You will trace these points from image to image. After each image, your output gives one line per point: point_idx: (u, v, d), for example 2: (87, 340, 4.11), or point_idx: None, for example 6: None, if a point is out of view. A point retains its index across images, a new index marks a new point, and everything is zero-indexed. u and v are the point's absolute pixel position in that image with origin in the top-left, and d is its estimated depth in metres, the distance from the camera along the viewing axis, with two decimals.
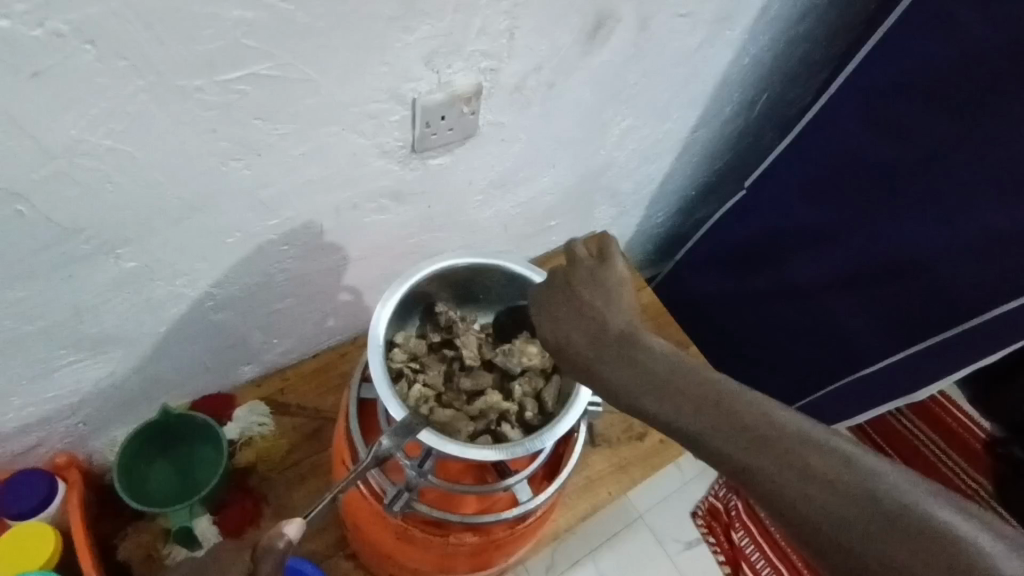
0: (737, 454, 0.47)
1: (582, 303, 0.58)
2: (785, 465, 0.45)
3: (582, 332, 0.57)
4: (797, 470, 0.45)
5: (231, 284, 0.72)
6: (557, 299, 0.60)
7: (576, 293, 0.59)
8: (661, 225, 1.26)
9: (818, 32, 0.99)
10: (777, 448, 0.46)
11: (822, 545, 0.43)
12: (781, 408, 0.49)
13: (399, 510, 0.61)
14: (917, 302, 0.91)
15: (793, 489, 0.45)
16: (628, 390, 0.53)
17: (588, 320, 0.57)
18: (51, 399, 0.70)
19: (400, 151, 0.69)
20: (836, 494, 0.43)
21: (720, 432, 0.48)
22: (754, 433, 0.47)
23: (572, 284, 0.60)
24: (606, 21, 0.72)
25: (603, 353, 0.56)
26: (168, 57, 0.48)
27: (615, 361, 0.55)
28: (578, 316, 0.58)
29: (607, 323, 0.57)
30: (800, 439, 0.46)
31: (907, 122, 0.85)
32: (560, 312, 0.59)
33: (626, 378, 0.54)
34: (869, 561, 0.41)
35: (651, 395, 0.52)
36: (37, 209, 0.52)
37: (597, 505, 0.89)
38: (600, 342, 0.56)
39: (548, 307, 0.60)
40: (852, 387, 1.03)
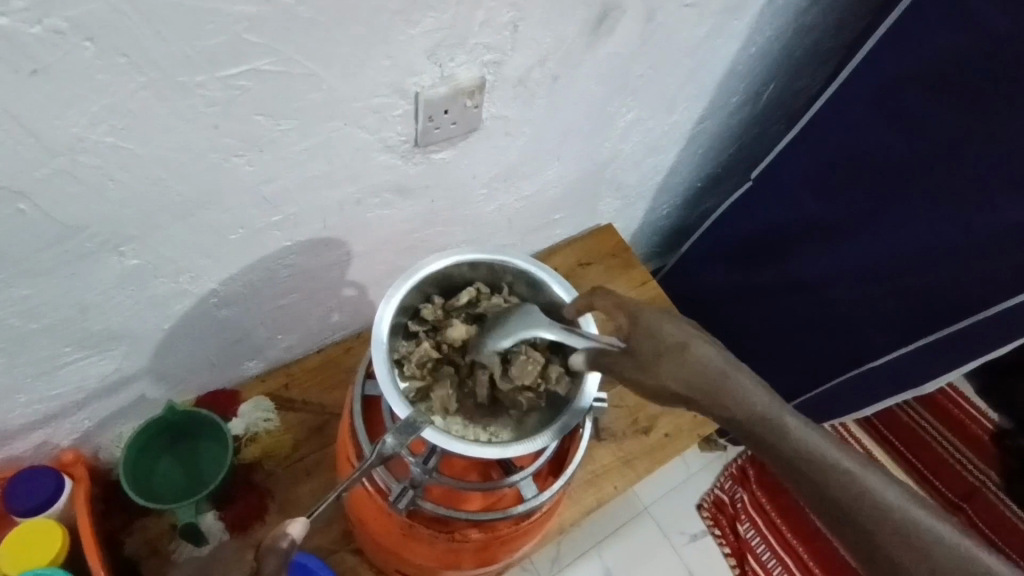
0: (837, 489, 0.50)
1: (682, 334, 0.56)
2: (859, 502, 0.50)
3: (686, 371, 0.55)
4: (861, 499, 0.50)
5: (235, 281, 0.72)
6: (657, 331, 0.56)
7: (673, 326, 0.57)
8: (666, 217, 1.25)
9: (825, 22, 0.98)
10: (857, 493, 0.50)
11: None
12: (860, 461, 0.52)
13: (404, 508, 0.61)
14: (926, 296, 0.90)
15: (862, 521, 0.50)
16: (728, 415, 0.54)
17: (699, 360, 0.55)
18: (57, 396, 0.70)
19: (403, 146, 0.69)
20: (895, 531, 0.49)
21: (803, 458, 0.51)
22: (824, 464, 0.51)
23: (664, 320, 0.57)
24: (611, 12, 0.71)
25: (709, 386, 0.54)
26: (168, 54, 0.48)
27: (727, 395, 0.54)
28: (681, 356, 0.55)
29: (716, 361, 0.55)
30: (860, 473, 0.51)
31: (917, 113, 0.84)
32: (662, 346, 0.56)
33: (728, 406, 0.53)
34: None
35: (747, 425, 0.53)
36: (38, 207, 0.52)
37: (603, 499, 0.89)
38: (712, 380, 0.54)
39: (644, 337, 0.56)
40: (857, 379, 1.03)
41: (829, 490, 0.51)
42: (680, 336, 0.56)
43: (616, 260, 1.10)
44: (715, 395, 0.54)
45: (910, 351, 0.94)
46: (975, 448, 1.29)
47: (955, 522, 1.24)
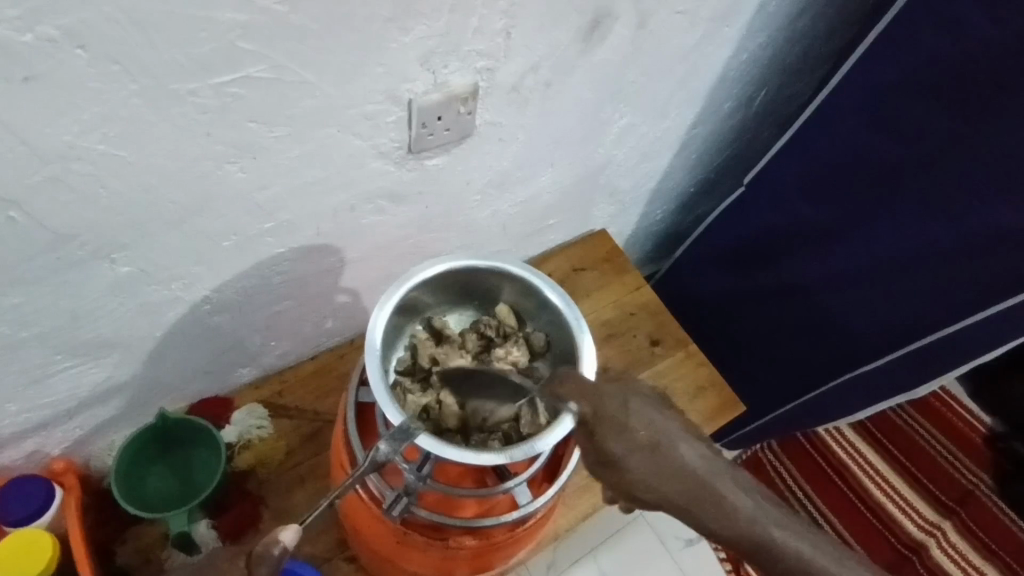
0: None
1: (655, 430, 0.58)
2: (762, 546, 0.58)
3: (651, 461, 0.58)
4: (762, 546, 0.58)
5: (228, 288, 0.71)
6: (630, 425, 0.58)
7: (644, 421, 0.58)
8: (660, 222, 1.26)
9: (816, 29, 0.99)
10: (757, 536, 0.58)
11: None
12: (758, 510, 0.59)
13: (398, 515, 0.62)
14: (919, 300, 0.90)
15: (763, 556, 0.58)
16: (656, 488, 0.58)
17: (670, 464, 0.58)
18: (48, 404, 0.70)
19: (396, 152, 0.69)
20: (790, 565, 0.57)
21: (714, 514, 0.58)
22: (732, 517, 0.58)
23: (637, 411, 0.59)
24: (604, 19, 0.72)
25: (640, 454, 0.57)
26: (162, 61, 0.48)
27: (657, 469, 0.57)
28: (656, 456, 0.58)
29: (686, 464, 0.58)
30: (761, 521, 0.58)
31: (907, 119, 0.85)
32: (638, 449, 0.57)
33: (655, 478, 0.57)
34: None
35: (673, 494, 0.58)
36: (29, 215, 0.52)
37: (598, 504, 0.89)
38: (683, 484, 0.58)
39: (619, 429, 0.58)
40: (849, 384, 1.03)
41: None
42: (653, 433, 0.58)
43: (610, 266, 1.10)
44: (686, 499, 0.58)
45: (902, 355, 0.94)
46: (969, 451, 1.30)
47: (948, 525, 1.24)
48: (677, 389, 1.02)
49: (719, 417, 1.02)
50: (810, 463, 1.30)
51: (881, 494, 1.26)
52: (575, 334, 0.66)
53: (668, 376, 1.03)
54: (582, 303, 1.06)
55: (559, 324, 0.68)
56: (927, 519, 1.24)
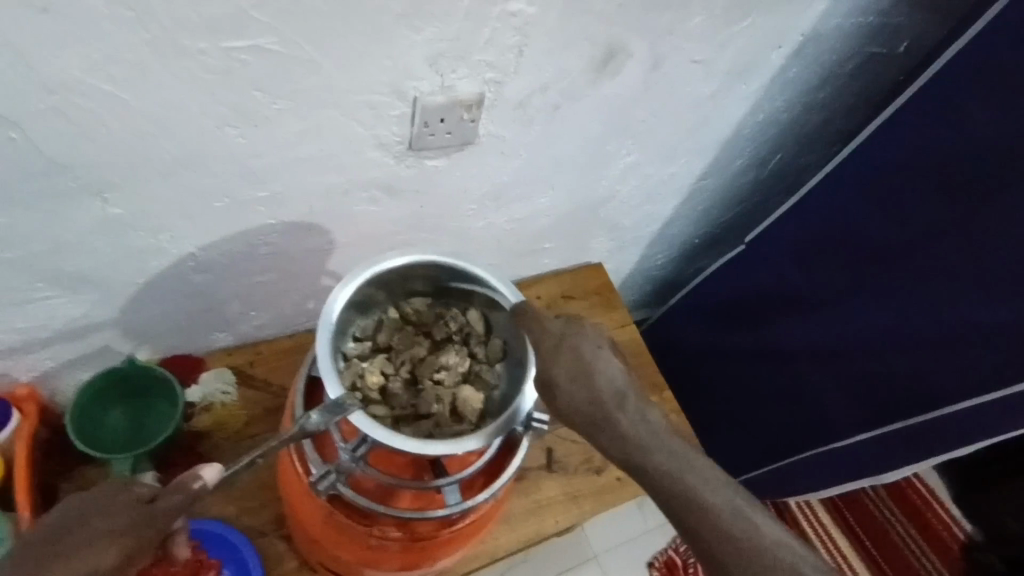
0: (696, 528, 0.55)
1: (581, 361, 0.61)
2: (665, 486, 0.56)
3: (569, 376, 0.61)
4: (669, 489, 0.56)
5: (215, 248, 0.74)
6: (553, 351, 0.61)
7: (573, 350, 0.61)
8: (659, 267, 1.26)
9: (834, 102, 1.01)
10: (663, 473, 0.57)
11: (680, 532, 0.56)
12: (671, 454, 0.58)
13: (324, 491, 0.61)
14: (900, 382, 0.89)
15: (668, 494, 0.56)
16: (569, 407, 0.60)
17: (589, 392, 0.60)
18: (20, 330, 0.72)
19: (396, 146, 0.71)
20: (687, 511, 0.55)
21: (617, 442, 0.59)
22: (640, 450, 0.58)
23: (570, 342, 0.62)
24: (617, 54, 0.74)
25: (556, 368, 0.61)
26: (175, 17, 0.50)
27: (571, 390, 0.60)
28: (575, 383, 0.60)
29: (602, 394, 0.60)
30: (671, 465, 0.57)
31: (908, 198, 0.85)
32: (560, 371, 0.61)
33: (571, 399, 0.60)
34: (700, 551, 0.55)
35: (584, 417, 0.60)
36: (29, 140, 0.54)
37: (541, 530, 0.88)
38: (593, 410, 0.60)
39: (548, 346, 0.62)
40: (822, 456, 1.02)
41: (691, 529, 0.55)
42: (574, 362, 0.61)
43: (599, 299, 1.11)
44: (596, 425, 0.60)
45: (875, 434, 0.93)
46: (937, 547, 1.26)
47: None
48: None
49: None
50: None
51: None
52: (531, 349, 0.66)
53: None
54: (565, 329, 1.07)
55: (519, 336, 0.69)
56: None
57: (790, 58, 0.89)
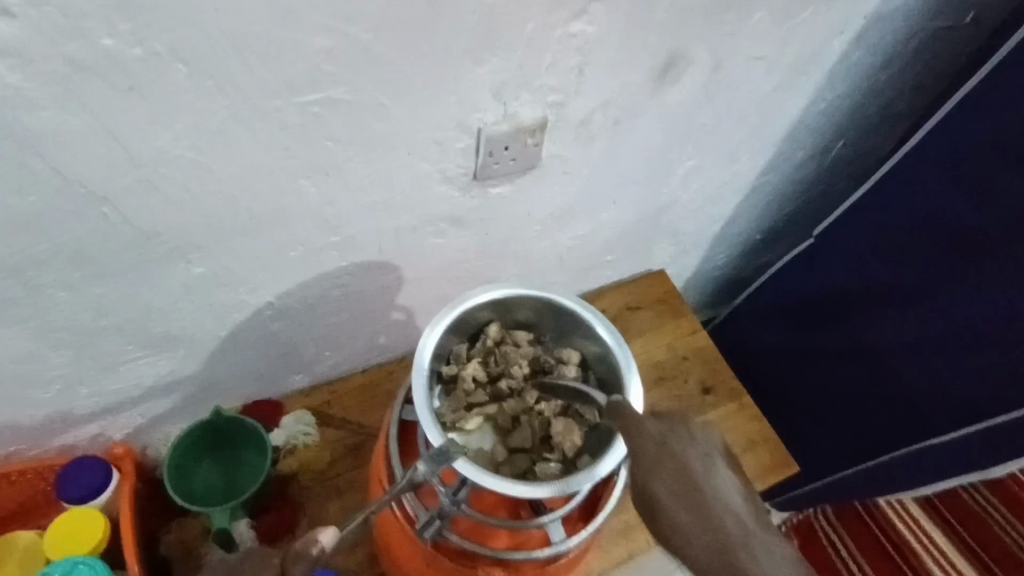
0: None
1: (689, 473, 0.53)
2: None
3: (681, 492, 0.52)
4: None
5: (292, 296, 0.74)
6: (658, 456, 0.54)
7: (680, 461, 0.54)
8: (722, 267, 1.23)
9: (900, 83, 0.96)
10: None
11: None
12: None
13: (429, 538, 0.62)
14: (1001, 375, 0.83)
15: None
16: (683, 532, 0.50)
17: (705, 514, 0.50)
18: (115, 391, 0.74)
19: (462, 178, 0.71)
20: None
21: None
22: None
23: (675, 451, 0.55)
24: (677, 61, 0.72)
25: (663, 478, 0.53)
26: (252, 79, 0.51)
27: (684, 509, 0.51)
28: (688, 499, 0.51)
29: (726, 521, 0.49)
30: None
31: (996, 180, 0.80)
32: (666, 482, 0.52)
33: (684, 521, 0.50)
34: None
35: (701, 550, 0.48)
36: (120, 212, 0.56)
37: (634, 552, 0.86)
38: (718, 550, 0.48)
39: (648, 448, 0.55)
40: (919, 455, 0.94)
41: None
42: (681, 471, 0.53)
43: (666, 307, 1.08)
44: (727, 574, 0.47)
45: (976, 430, 0.86)
46: None
47: None
48: (728, 441, 0.99)
49: (771, 475, 0.97)
50: None
51: None
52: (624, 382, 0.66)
53: (717, 427, 0.99)
54: (635, 342, 1.04)
55: (613, 374, 0.68)
56: None
57: (854, 44, 0.85)
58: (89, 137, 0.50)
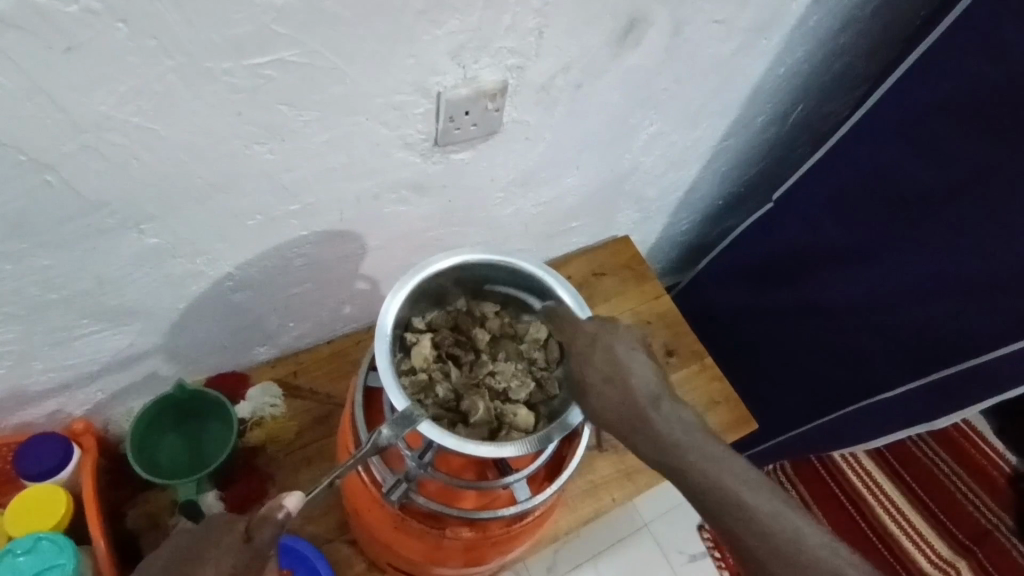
0: (716, 513, 0.55)
1: (662, 436, 0.57)
2: (678, 467, 0.56)
3: (608, 376, 0.60)
4: (686, 471, 0.56)
5: (251, 266, 0.73)
6: (586, 349, 0.62)
7: (605, 349, 0.62)
8: (685, 233, 1.25)
9: (856, 47, 0.97)
10: (683, 458, 0.56)
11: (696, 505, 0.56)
12: (688, 433, 0.57)
13: (396, 500, 0.62)
14: (949, 330, 0.87)
15: (690, 471, 0.55)
16: (602, 407, 0.60)
17: (623, 391, 0.59)
18: (71, 365, 0.72)
19: (422, 144, 0.70)
20: (702, 491, 0.55)
21: (646, 434, 0.57)
22: (667, 442, 0.57)
23: (601, 343, 0.62)
24: (638, 23, 0.72)
25: (587, 355, 0.62)
26: (198, 40, 0.49)
27: (601, 394, 0.60)
28: (608, 382, 0.60)
29: (636, 393, 0.59)
30: (690, 448, 0.56)
31: (944, 140, 0.83)
32: (591, 370, 0.61)
33: (606, 398, 0.60)
34: (714, 514, 0.55)
35: (608, 410, 0.60)
36: (64, 180, 0.54)
37: (600, 510, 0.88)
38: (629, 412, 0.59)
39: (586, 344, 0.62)
40: (869, 409, 1.00)
41: (715, 518, 0.55)
42: (607, 362, 0.61)
43: (630, 272, 1.10)
44: (633, 428, 0.58)
45: (925, 382, 0.91)
46: (991, 490, 1.25)
47: (964, 565, 1.19)
48: (690, 401, 1.01)
49: (730, 432, 1.01)
50: (824, 490, 1.27)
51: (895, 526, 1.22)
52: None
53: (680, 387, 1.02)
54: (600, 307, 1.06)
55: None
56: (942, 556, 1.20)
57: (812, 8, 0.85)
58: (26, 101, 0.48)
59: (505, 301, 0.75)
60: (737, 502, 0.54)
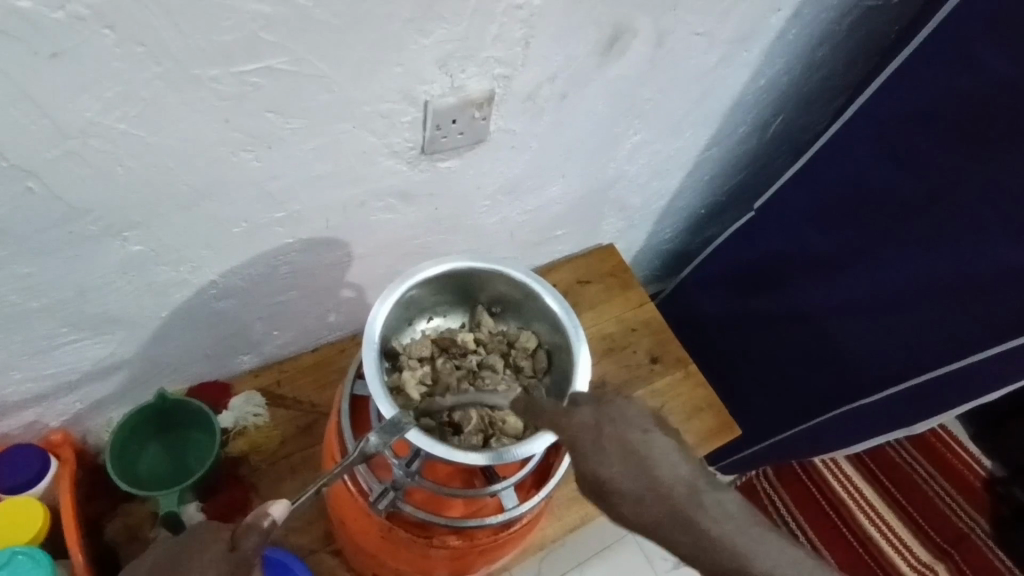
0: None
1: (703, 532, 0.47)
2: (731, 568, 0.47)
3: (631, 467, 0.51)
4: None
5: (236, 274, 0.73)
6: (597, 442, 0.53)
7: (615, 437, 0.52)
8: (668, 241, 1.26)
9: (834, 60, 0.99)
10: (736, 557, 0.46)
11: None
12: (732, 519, 0.48)
13: (383, 509, 0.62)
14: (925, 337, 0.89)
15: (747, 569, 0.46)
16: (635, 509, 0.50)
17: (650, 487, 0.50)
18: (50, 375, 0.71)
19: (409, 152, 0.70)
20: None
21: (685, 532, 0.48)
22: (706, 534, 0.47)
23: (610, 430, 0.53)
24: (622, 35, 0.73)
25: (596, 448, 0.52)
26: (185, 46, 0.49)
27: (625, 488, 0.50)
28: (633, 476, 0.50)
29: (665, 484, 0.49)
30: (737, 542, 0.47)
31: (920, 150, 0.85)
32: (608, 467, 0.51)
33: (633, 494, 0.50)
34: None
35: (640, 511, 0.50)
36: (47, 187, 0.53)
37: (586, 517, 0.88)
38: (665, 512, 0.49)
39: (592, 431, 0.53)
40: (849, 415, 1.02)
41: None
42: (627, 451, 0.51)
43: (615, 280, 1.10)
44: (670, 531, 0.49)
45: (903, 388, 0.93)
46: (967, 493, 1.28)
47: (942, 568, 1.21)
48: (675, 408, 1.02)
49: (714, 439, 1.01)
50: (806, 496, 1.28)
51: (876, 533, 1.24)
52: (574, 348, 0.67)
53: (665, 394, 1.03)
54: (585, 315, 1.06)
55: (564, 343, 0.69)
56: (921, 560, 1.21)
57: (791, 21, 0.87)
58: (9, 106, 0.47)
59: (490, 305, 0.75)
60: None
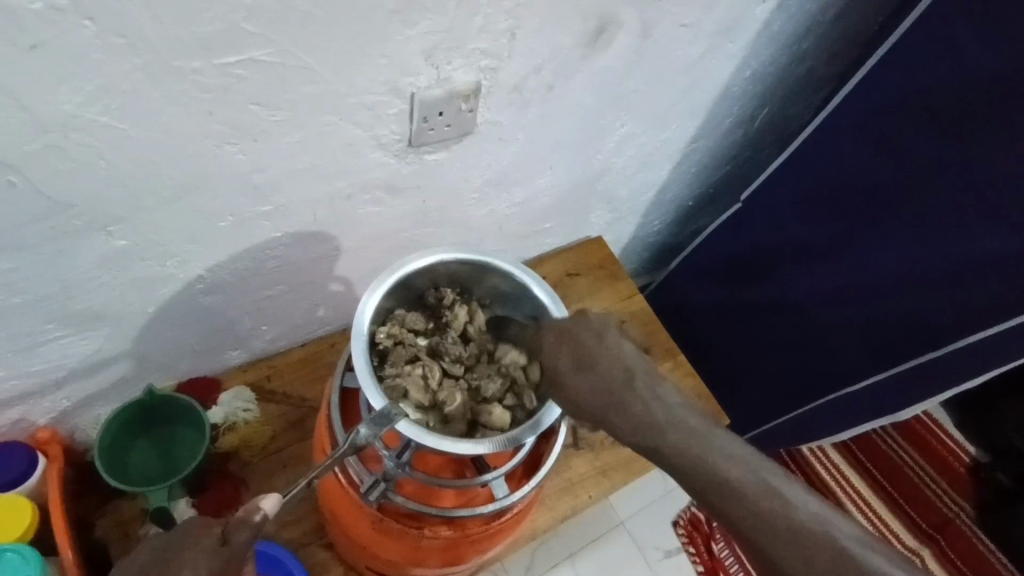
0: (697, 486, 0.52)
1: (638, 416, 0.56)
2: (661, 446, 0.54)
3: (583, 361, 0.59)
4: (669, 453, 0.54)
5: (223, 269, 0.72)
6: (559, 341, 0.61)
7: (573, 335, 0.61)
8: (656, 233, 1.27)
9: (819, 51, 1.00)
10: (665, 439, 0.54)
11: (686, 482, 0.53)
12: (668, 408, 0.56)
13: (374, 500, 0.62)
14: (909, 324, 0.90)
15: (670, 449, 0.54)
16: (585, 398, 0.58)
17: (599, 376, 0.58)
18: (35, 372, 0.70)
19: (396, 144, 0.70)
20: (683, 466, 0.53)
21: (625, 418, 0.56)
22: (640, 419, 0.55)
23: (569, 330, 0.62)
24: (608, 26, 0.73)
25: (558, 346, 0.61)
26: (166, 37, 0.49)
27: (576, 381, 0.59)
28: (584, 369, 0.59)
29: (612, 375, 0.58)
30: (666, 427, 0.54)
31: (902, 140, 0.86)
32: (564, 361, 0.60)
33: (584, 384, 0.58)
34: (702, 489, 0.52)
35: (588, 400, 0.58)
36: (28, 181, 0.53)
37: (576, 507, 0.89)
38: (606, 397, 0.57)
39: (554, 335, 0.62)
40: (840, 401, 1.03)
41: (699, 492, 0.52)
42: (579, 346, 0.60)
43: (604, 272, 1.11)
44: (612, 414, 0.57)
45: (891, 375, 0.95)
46: (952, 480, 1.29)
47: (927, 552, 1.24)
48: None
49: None
50: None
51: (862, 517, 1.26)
52: None
53: None
54: (574, 307, 1.07)
55: None
56: (907, 545, 1.24)
57: (775, 11, 0.87)
58: None
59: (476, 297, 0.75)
60: (711, 472, 0.52)
